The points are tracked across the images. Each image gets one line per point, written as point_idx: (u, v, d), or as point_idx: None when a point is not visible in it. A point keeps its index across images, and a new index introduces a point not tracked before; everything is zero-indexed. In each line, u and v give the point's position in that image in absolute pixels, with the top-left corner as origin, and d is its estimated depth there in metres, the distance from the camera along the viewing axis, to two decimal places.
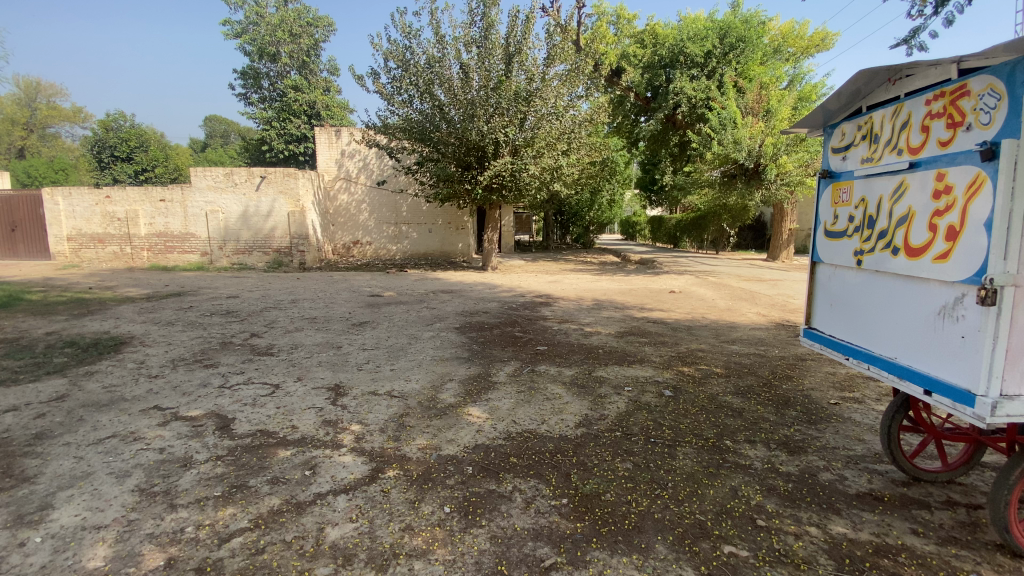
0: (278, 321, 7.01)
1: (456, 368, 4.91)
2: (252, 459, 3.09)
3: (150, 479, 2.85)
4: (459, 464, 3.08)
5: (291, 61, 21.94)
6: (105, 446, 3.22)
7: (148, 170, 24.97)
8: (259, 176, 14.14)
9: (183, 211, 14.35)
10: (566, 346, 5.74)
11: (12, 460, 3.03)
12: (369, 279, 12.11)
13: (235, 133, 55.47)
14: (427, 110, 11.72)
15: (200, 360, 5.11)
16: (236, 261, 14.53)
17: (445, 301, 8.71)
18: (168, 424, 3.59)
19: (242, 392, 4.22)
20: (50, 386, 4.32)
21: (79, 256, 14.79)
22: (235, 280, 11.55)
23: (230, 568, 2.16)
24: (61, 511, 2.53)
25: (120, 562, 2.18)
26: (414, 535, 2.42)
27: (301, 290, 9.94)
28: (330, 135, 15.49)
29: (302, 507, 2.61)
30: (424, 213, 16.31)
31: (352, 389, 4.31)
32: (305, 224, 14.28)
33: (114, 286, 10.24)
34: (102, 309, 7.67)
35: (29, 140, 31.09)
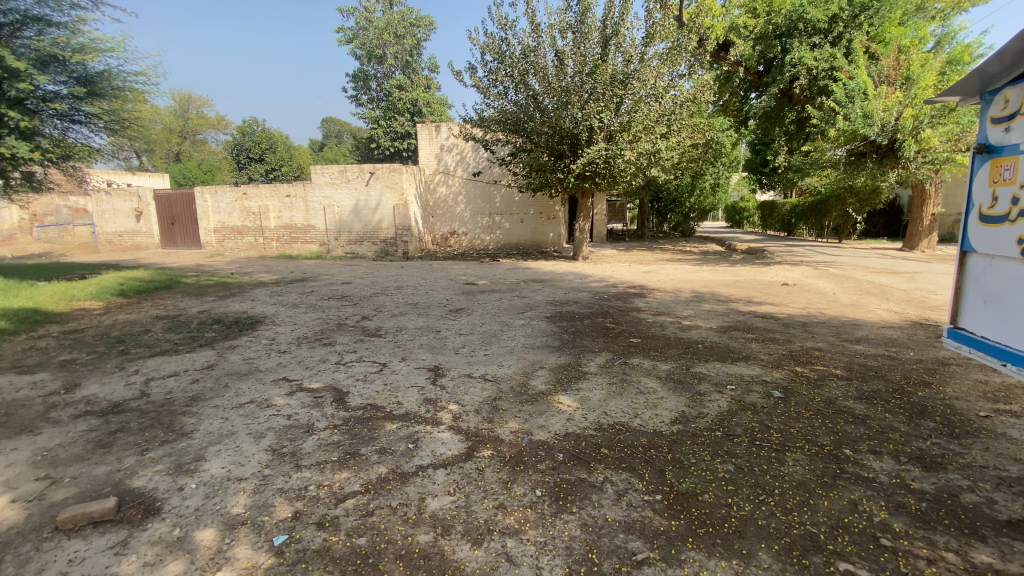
0: (385, 305, 7.56)
1: (548, 357, 4.96)
2: (362, 430, 3.39)
3: (280, 440, 3.24)
4: (550, 450, 3.12)
5: (396, 61, 23.29)
6: (245, 410, 3.72)
7: (277, 169, 28.06)
8: (368, 172, 15.22)
9: (305, 205, 15.93)
10: (661, 339, 5.54)
11: (176, 417, 3.62)
12: (465, 267, 12.63)
13: (348, 133, 60.11)
14: (522, 101, 11.80)
15: (320, 338, 5.69)
16: (348, 251, 15.87)
17: (536, 291, 8.80)
18: (294, 393, 4.05)
19: (353, 368, 4.63)
20: (202, 356, 5.08)
21: (223, 246, 17.07)
22: (348, 268, 12.63)
23: (345, 526, 2.40)
24: (211, 462, 2.98)
25: (256, 511, 2.52)
26: (507, 514, 2.50)
27: (405, 278, 10.61)
28: (431, 131, 16.12)
29: (406, 477, 2.81)
30: (517, 203, 16.48)
31: (450, 371, 4.54)
32: (408, 216, 15.19)
33: (251, 273, 11.71)
34: (241, 293, 8.80)
35: (184, 146, 36.36)
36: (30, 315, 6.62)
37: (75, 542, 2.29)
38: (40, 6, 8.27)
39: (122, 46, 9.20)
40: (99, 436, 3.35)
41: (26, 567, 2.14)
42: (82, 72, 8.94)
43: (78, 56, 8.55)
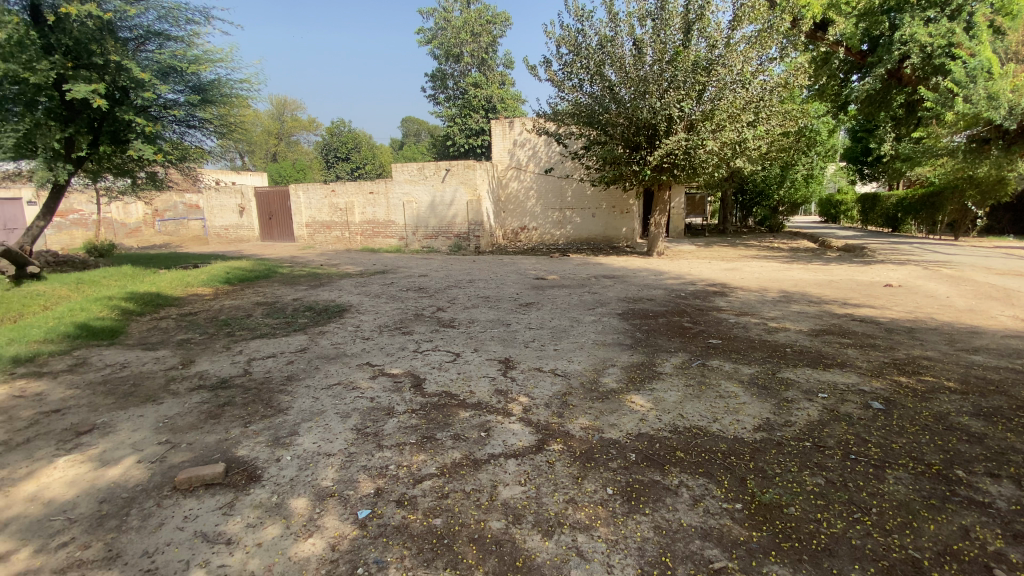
0: (458, 298, 7.78)
1: (619, 354, 4.86)
2: (438, 415, 3.52)
3: (364, 421, 3.45)
4: (623, 450, 3.06)
5: (472, 60, 23.72)
6: (333, 391, 4.00)
7: (361, 167, 29.67)
8: (444, 169, 15.66)
9: (386, 201, 16.77)
10: (743, 341, 5.23)
11: (274, 394, 3.97)
12: (535, 262, 12.67)
13: (426, 131, 62.31)
14: (598, 93, 11.56)
15: (399, 327, 5.98)
16: (425, 245, 16.49)
17: (608, 287, 8.63)
18: (375, 377, 4.30)
19: (429, 356, 4.82)
20: (296, 340, 5.53)
21: (313, 239, 18.39)
22: (424, 261, 13.14)
23: (422, 505, 2.52)
24: (304, 437, 3.24)
25: (342, 484, 2.71)
26: (578, 509, 2.50)
27: (477, 271, 10.84)
28: (504, 127, 16.30)
29: (479, 463, 2.89)
30: (589, 198, 16.20)
31: (520, 364, 4.59)
32: (480, 211, 15.47)
33: (337, 264, 12.53)
34: (329, 283, 9.44)
35: (280, 147, 39.53)
36: (155, 298, 7.54)
37: (190, 500, 2.59)
38: (162, 22, 9.29)
39: (229, 56, 10.14)
40: (209, 408, 3.75)
41: (152, 518, 2.45)
42: (196, 81, 9.96)
43: (194, 67, 9.54)
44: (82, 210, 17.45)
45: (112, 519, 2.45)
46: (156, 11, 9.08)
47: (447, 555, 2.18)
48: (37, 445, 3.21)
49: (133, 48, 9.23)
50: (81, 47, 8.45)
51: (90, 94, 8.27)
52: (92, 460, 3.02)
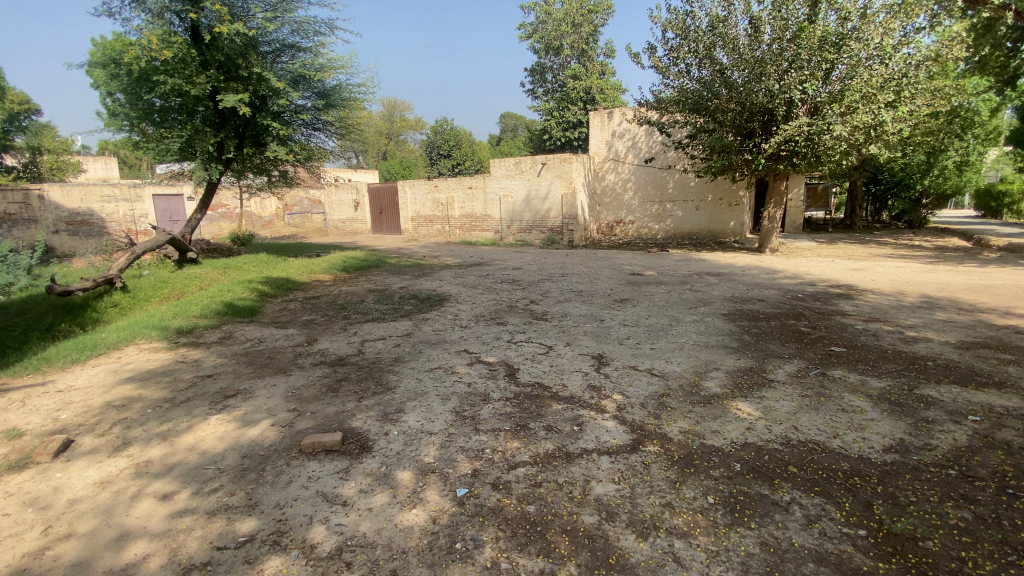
0: (551, 291, 7.81)
1: (723, 358, 4.57)
2: (531, 405, 3.58)
3: (463, 405, 3.61)
4: (726, 459, 2.88)
5: (573, 51, 23.27)
6: (434, 374, 4.23)
7: (461, 164, 30.73)
8: (541, 163, 15.73)
9: (484, 196, 17.28)
10: (872, 351, 4.65)
11: (383, 374, 4.30)
12: (632, 257, 12.30)
13: (524, 126, 62.95)
14: (707, 77, 10.88)
15: (495, 317, 6.16)
16: (519, 239, 16.77)
17: (711, 285, 8.13)
18: (473, 364, 4.47)
19: (523, 347, 4.91)
20: (402, 325, 5.93)
21: (417, 232, 19.51)
22: (519, 254, 13.35)
23: (516, 491, 2.58)
24: (409, 415, 3.48)
25: (443, 462, 2.86)
26: (675, 514, 2.40)
27: (570, 265, 10.81)
28: (603, 118, 15.95)
29: (571, 457, 2.89)
30: (692, 189, 15.05)
31: (614, 360, 4.50)
32: (575, 205, 15.34)
33: (438, 256, 13.17)
34: (431, 273, 9.96)
35: (390, 146, 42.47)
36: (285, 282, 8.51)
37: (312, 463, 2.90)
38: (295, 35, 10.36)
39: (349, 62, 11.06)
40: (328, 382, 4.16)
41: (282, 475, 2.78)
42: (322, 88, 11.04)
43: (320, 74, 10.58)
44: (228, 205, 20.14)
45: (251, 473, 2.83)
46: (290, 26, 10.13)
47: (540, 543, 2.21)
48: (194, 403, 3.79)
49: (271, 59, 10.40)
50: (230, 62, 9.69)
51: (237, 102, 9.50)
52: (235, 420, 3.49)
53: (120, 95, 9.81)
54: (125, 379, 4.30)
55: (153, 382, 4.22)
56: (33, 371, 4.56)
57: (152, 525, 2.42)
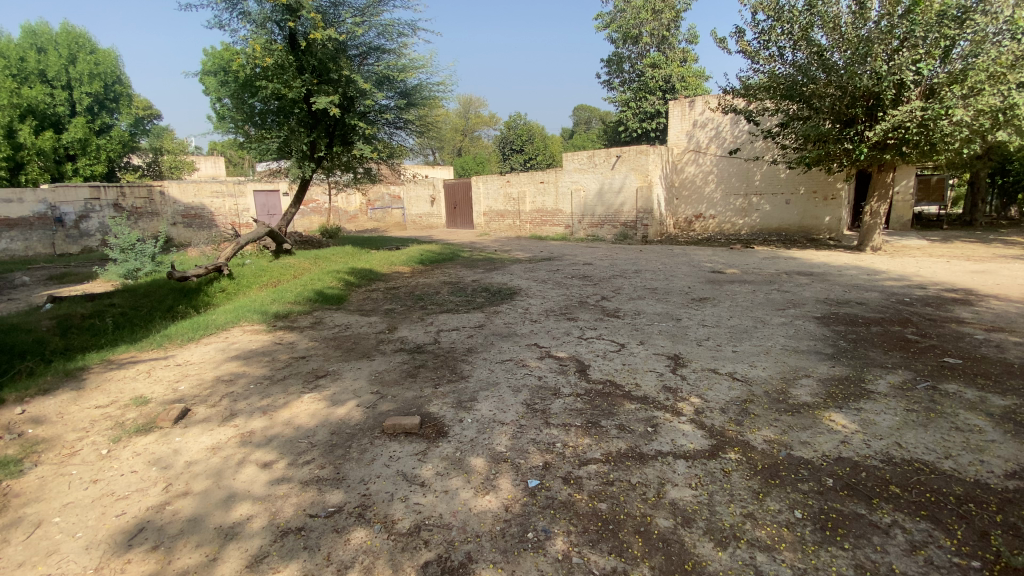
0: (624, 288, 7.64)
1: (815, 365, 4.23)
2: (603, 402, 3.54)
3: (534, 398, 3.64)
4: (816, 472, 2.68)
5: (652, 39, 21.90)
6: (506, 366, 4.30)
7: (534, 158, 30.68)
8: (615, 156, 15.39)
9: (556, 190, 17.21)
10: (995, 364, 4.10)
11: (456, 363, 4.44)
12: (712, 254, 11.70)
13: (598, 118, 61.55)
14: (802, 61, 10.07)
15: (566, 313, 6.14)
16: (590, 233, 16.53)
17: (801, 285, 7.54)
18: (543, 358, 4.49)
19: (595, 344, 4.85)
20: (475, 317, 6.08)
21: (489, 227, 19.85)
22: (590, 250, 13.16)
23: (587, 487, 2.57)
24: (481, 404, 3.57)
25: (514, 453, 2.91)
26: (757, 526, 2.28)
27: (644, 262, 10.50)
28: (684, 108, 15.27)
29: (645, 458, 2.83)
30: (782, 181, 14.07)
31: (692, 362, 4.33)
32: (651, 199, 14.82)
33: (509, 251, 13.30)
34: (503, 267, 10.07)
35: (465, 142, 43.42)
36: (367, 273, 9.01)
37: (393, 444, 3.06)
38: (380, 38, 10.85)
39: (430, 62, 11.43)
40: (407, 368, 4.37)
41: (366, 453, 2.97)
42: (404, 88, 11.53)
43: (403, 75, 11.06)
44: (318, 200, 21.64)
45: (339, 449, 3.04)
46: (377, 29, 10.62)
47: (612, 541, 2.20)
48: (289, 381, 4.14)
49: (359, 62, 11.02)
50: (323, 66, 10.36)
51: (328, 104, 10.16)
52: (325, 399, 3.77)
53: (230, 99, 10.88)
54: (231, 357, 4.79)
55: (254, 361, 4.66)
56: (157, 346, 5.19)
57: (255, 489, 2.69)
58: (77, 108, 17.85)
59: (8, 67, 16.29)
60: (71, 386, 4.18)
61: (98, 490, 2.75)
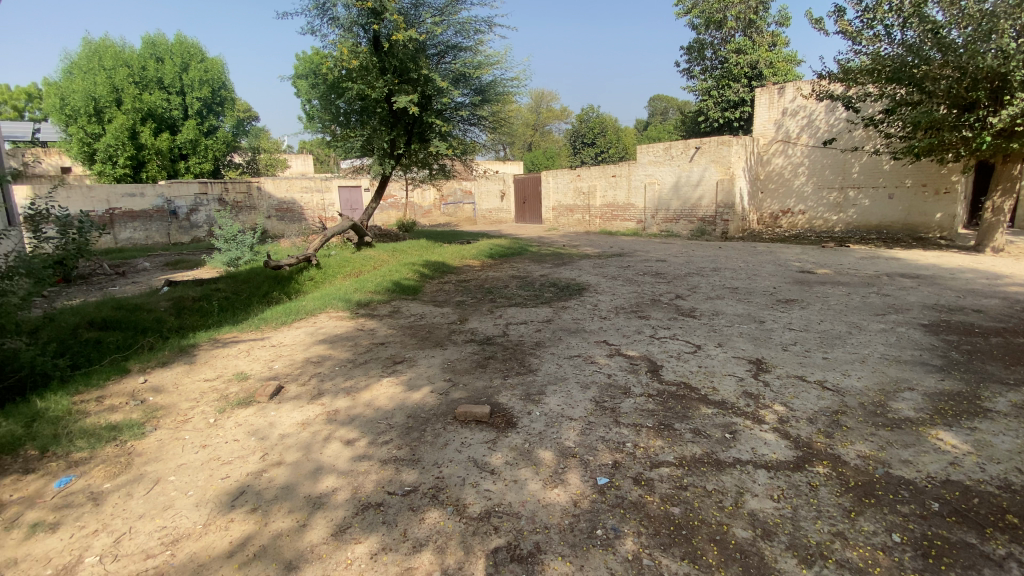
0: (701, 286, 7.31)
1: (920, 377, 3.82)
2: (676, 405, 3.42)
3: (603, 396, 3.59)
4: (918, 494, 2.43)
5: (738, 23, 19.95)
6: (575, 362, 4.28)
7: (606, 151, 30.02)
8: (694, 147, 14.74)
9: (628, 183, 16.78)
10: None
11: (525, 356, 4.49)
12: (800, 252, 10.88)
13: (674, 108, 58.91)
14: (912, 40, 9.07)
15: (637, 310, 5.98)
16: (664, 229, 15.98)
17: (904, 289, 6.81)
18: (613, 356, 4.42)
19: (668, 344, 4.70)
20: (543, 311, 6.09)
21: (558, 222, 19.79)
22: (664, 246, 12.72)
23: (660, 490, 2.51)
24: (550, 398, 3.58)
25: (584, 449, 2.90)
26: (848, 546, 2.11)
27: (723, 259, 9.98)
28: (773, 95, 14.29)
29: (722, 465, 2.70)
30: (885, 173, 12.74)
31: (775, 368, 4.06)
32: (732, 192, 14.02)
33: (578, 246, 13.16)
34: (571, 263, 9.99)
35: (535, 137, 43.39)
36: (440, 265, 9.31)
37: (464, 431, 3.16)
38: (457, 36, 11.09)
39: (504, 58, 11.53)
40: (478, 358, 4.48)
41: (439, 438, 3.09)
42: (479, 84, 11.73)
43: (479, 71, 11.25)
44: (396, 196, 22.63)
45: (414, 431, 3.19)
46: (454, 27, 10.87)
47: (685, 546, 2.13)
48: (370, 365, 4.40)
49: (437, 61, 11.36)
50: (403, 66, 10.76)
51: (408, 103, 10.58)
52: (402, 383, 3.97)
53: (319, 100, 11.63)
54: (319, 340, 5.16)
55: (338, 345, 5.00)
56: (255, 328, 5.70)
57: (340, 464, 2.88)
58: (189, 112, 19.88)
59: (132, 75, 18.45)
60: (185, 360, 4.71)
61: (207, 455, 3.08)
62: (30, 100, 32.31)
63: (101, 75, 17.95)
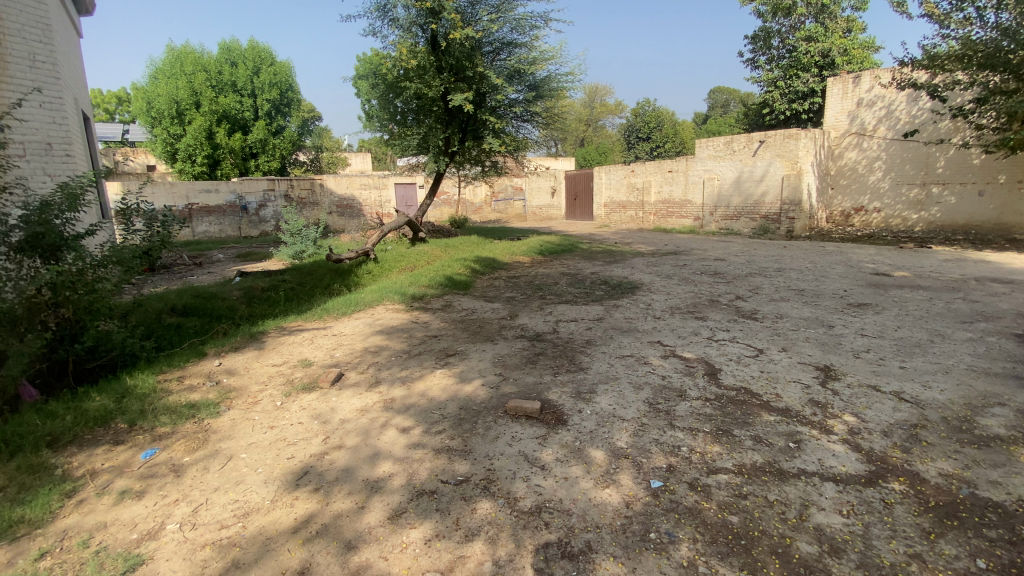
0: (763, 287, 6.97)
1: (1015, 392, 3.46)
2: (735, 410, 3.29)
3: (657, 398, 3.51)
4: (1011, 520, 2.21)
5: (808, 8, 18.59)
6: (627, 362, 4.20)
7: (661, 146, 29.16)
8: (758, 141, 14.08)
9: (685, 179, 16.26)
10: None
11: (577, 354, 4.46)
12: (874, 253, 10.14)
13: (736, 100, 56.23)
14: (1011, 23, 8.24)
15: (693, 311, 5.79)
16: (723, 227, 15.38)
17: (997, 295, 6.19)
18: (668, 357, 4.31)
19: (727, 347, 4.52)
20: (595, 309, 6.02)
21: (610, 218, 19.48)
22: (722, 244, 12.23)
23: (717, 497, 2.42)
24: (601, 397, 3.54)
25: (636, 450, 2.85)
26: (927, 570, 1.96)
27: (787, 259, 9.46)
28: (846, 84, 13.39)
29: (785, 476, 2.57)
30: (975, 168, 11.62)
31: (845, 376, 3.81)
32: (798, 188, 13.26)
33: (631, 243, 12.89)
34: (624, 261, 9.80)
35: (587, 132, 42.80)
36: (491, 261, 9.40)
37: (515, 425, 3.18)
38: (513, 33, 11.15)
39: (559, 53, 11.47)
40: (528, 354, 4.50)
41: (490, 431, 3.13)
42: (533, 80, 11.74)
43: (533, 67, 11.27)
44: (448, 193, 22.98)
45: (466, 423, 3.25)
46: (510, 24, 10.93)
47: (744, 557, 2.05)
48: (424, 357, 4.52)
49: (492, 58, 11.46)
50: (459, 64, 10.92)
51: (463, 100, 10.74)
52: (454, 375, 4.05)
53: (378, 100, 12.02)
54: (376, 331, 5.36)
55: (394, 336, 5.17)
56: (317, 318, 6.00)
57: (396, 451, 2.99)
58: (259, 113, 21.14)
59: (210, 79, 19.87)
60: (255, 346, 5.04)
61: (274, 435, 3.28)
62: (121, 104, 35.38)
63: (183, 80, 19.42)
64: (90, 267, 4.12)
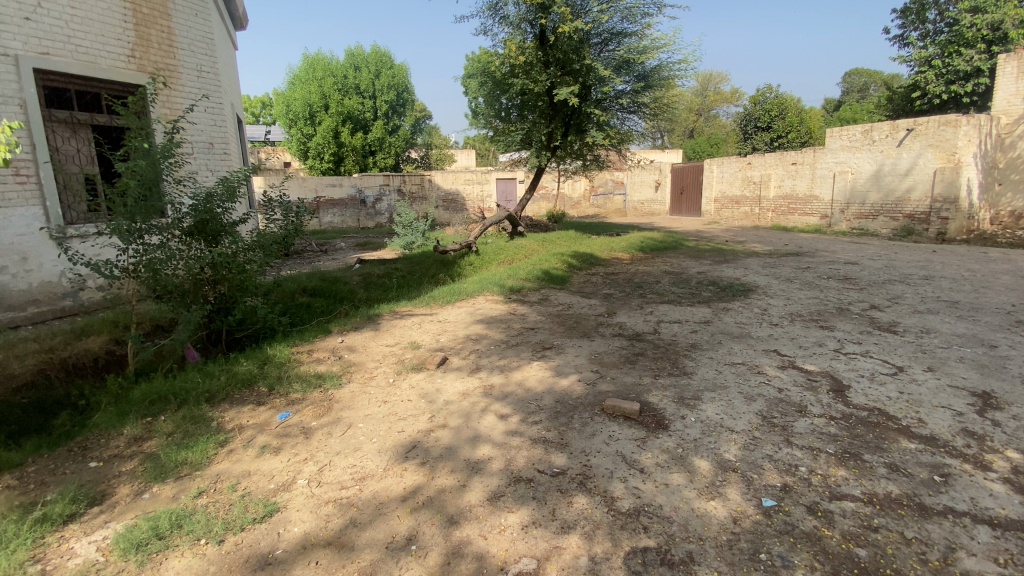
0: (904, 297, 6.11)
1: None
2: (866, 433, 2.94)
3: (771, 411, 3.25)
4: None
5: None
6: (737, 370, 3.94)
7: (783, 136, 26.63)
8: (905, 129, 12.28)
9: (812, 172, 14.72)
10: None
11: (680, 357, 4.27)
12: None
13: (879, 83, 49.40)
14: None
15: (817, 319, 5.25)
16: (856, 226, 13.71)
17: None
18: (785, 368, 3.96)
19: (857, 362, 4.04)
20: (701, 311, 5.71)
21: (720, 214, 18.31)
22: (856, 246, 10.91)
23: (841, 526, 2.19)
24: (707, 405, 3.36)
25: (746, 465, 2.67)
26: None
27: (938, 266, 8.17)
28: None
29: (927, 512, 2.26)
30: None
31: (1013, 406, 3.23)
32: (957, 183, 11.43)
33: (743, 242, 11.99)
34: (736, 261, 9.13)
35: (697, 122, 40.30)
36: (590, 257, 9.30)
37: (613, 424, 3.14)
38: (623, 22, 10.85)
39: (672, 40, 10.93)
40: (628, 353, 4.40)
41: (587, 427, 3.12)
42: (642, 70, 11.34)
43: (643, 57, 10.88)
44: (547, 188, 23.18)
45: (564, 417, 3.27)
46: (620, 14, 10.65)
47: None
48: (522, 348, 4.62)
49: (599, 50, 11.26)
50: (566, 58, 10.84)
51: (568, 94, 10.68)
52: (551, 368, 4.10)
53: (484, 98, 12.37)
54: (477, 320, 5.58)
55: (494, 326, 5.34)
56: (424, 304, 6.39)
57: (495, 436, 3.10)
58: (378, 113, 22.85)
59: (337, 83, 21.85)
60: (371, 327, 5.50)
61: (386, 409, 3.57)
62: (265, 107, 40.27)
63: (315, 85, 21.56)
64: (243, 250, 4.78)
